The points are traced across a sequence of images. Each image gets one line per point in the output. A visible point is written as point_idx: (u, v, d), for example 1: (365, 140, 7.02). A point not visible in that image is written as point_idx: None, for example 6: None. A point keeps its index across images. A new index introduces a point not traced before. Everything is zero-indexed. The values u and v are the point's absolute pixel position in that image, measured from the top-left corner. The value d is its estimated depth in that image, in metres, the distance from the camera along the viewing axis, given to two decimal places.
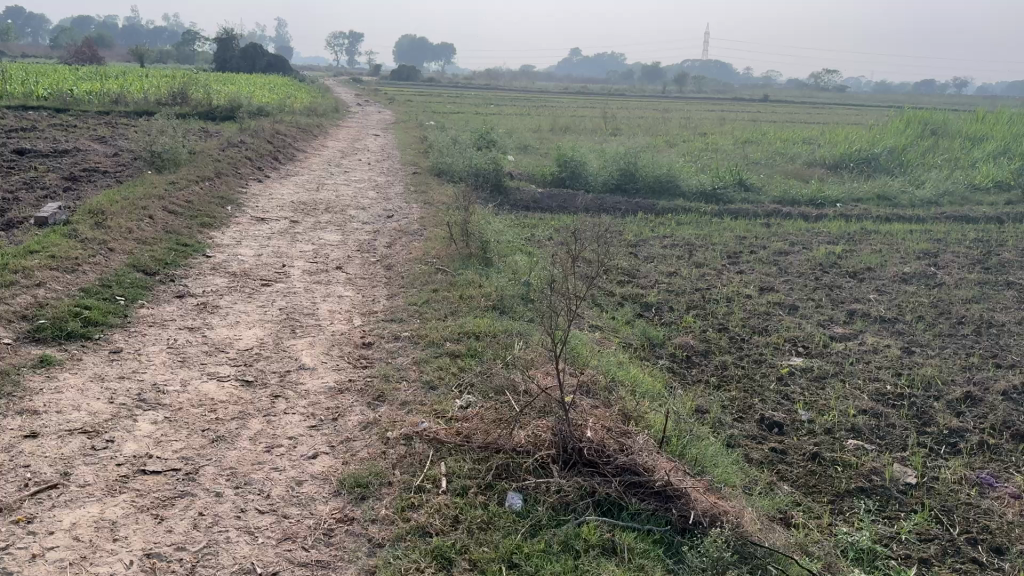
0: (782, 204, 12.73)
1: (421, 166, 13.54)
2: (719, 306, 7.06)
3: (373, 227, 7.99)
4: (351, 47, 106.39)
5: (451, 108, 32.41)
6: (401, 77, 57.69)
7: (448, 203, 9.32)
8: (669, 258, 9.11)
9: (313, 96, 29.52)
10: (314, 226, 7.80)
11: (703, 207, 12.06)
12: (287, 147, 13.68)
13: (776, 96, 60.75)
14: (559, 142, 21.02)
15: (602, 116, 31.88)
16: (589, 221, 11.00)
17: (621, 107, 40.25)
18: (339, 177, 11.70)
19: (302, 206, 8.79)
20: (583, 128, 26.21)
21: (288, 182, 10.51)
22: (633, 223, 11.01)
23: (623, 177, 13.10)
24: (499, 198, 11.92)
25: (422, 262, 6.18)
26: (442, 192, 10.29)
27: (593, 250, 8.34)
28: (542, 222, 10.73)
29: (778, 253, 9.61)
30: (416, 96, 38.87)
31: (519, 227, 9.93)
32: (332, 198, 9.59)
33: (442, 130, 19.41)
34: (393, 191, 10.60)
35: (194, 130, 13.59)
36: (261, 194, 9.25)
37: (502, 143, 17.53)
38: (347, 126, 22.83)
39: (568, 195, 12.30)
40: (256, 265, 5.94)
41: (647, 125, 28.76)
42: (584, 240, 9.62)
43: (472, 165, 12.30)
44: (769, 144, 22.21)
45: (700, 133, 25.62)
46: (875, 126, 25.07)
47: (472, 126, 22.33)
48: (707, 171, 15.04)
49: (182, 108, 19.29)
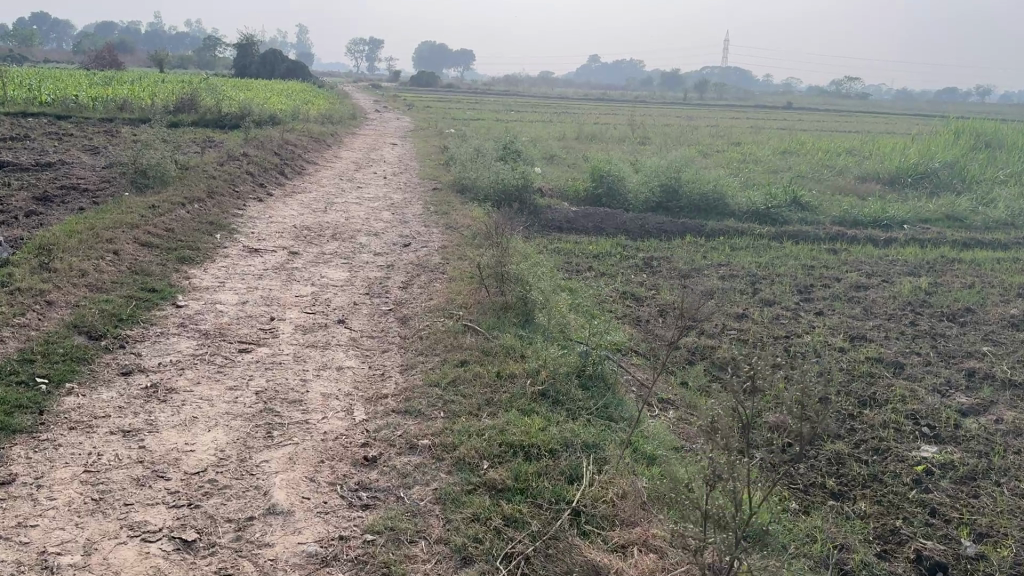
0: (845, 225, 11.40)
1: (441, 180, 12.34)
2: (808, 365, 5.77)
3: (386, 260, 6.77)
4: (372, 53, 106.04)
5: (472, 115, 31.21)
6: (420, 83, 56.67)
7: (473, 229, 8.09)
8: (730, 293, 7.82)
9: (329, 102, 28.41)
10: (317, 259, 6.57)
11: (757, 228, 10.75)
12: (297, 160, 12.53)
13: (804, 104, 59.16)
14: (589, 153, 19.77)
15: (630, 123, 30.57)
16: (632, 247, 9.74)
17: (645, 114, 38.93)
18: (350, 194, 10.50)
19: (304, 232, 7.59)
20: (613, 137, 24.92)
21: (293, 201, 9.32)
22: (683, 248, 9.72)
23: (665, 194, 11.82)
24: (530, 216, 10.69)
25: (446, 315, 4.94)
26: (467, 215, 9.07)
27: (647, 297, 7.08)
28: (579, 247, 9.48)
29: (856, 289, 8.29)
30: (435, 102, 37.76)
31: (554, 256, 8.68)
32: (341, 221, 8.39)
33: (465, 140, 18.21)
34: (411, 212, 9.38)
35: (195, 142, 12.48)
36: (260, 217, 8.07)
37: (530, 155, 16.31)
38: (365, 134, 21.72)
39: (605, 214, 11.02)
40: (236, 319, 4.71)
41: (676, 133, 27.44)
42: (628, 273, 8.36)
43: (499, 181, 11.08)
44: (813, 155, 20.81)
45: (736, 143, 24.27)
46: (923, 135, 23.58)
47: (495, 135, 21.10)
48: (755, 185, 13.72)
49: (189, 115, 18.22)
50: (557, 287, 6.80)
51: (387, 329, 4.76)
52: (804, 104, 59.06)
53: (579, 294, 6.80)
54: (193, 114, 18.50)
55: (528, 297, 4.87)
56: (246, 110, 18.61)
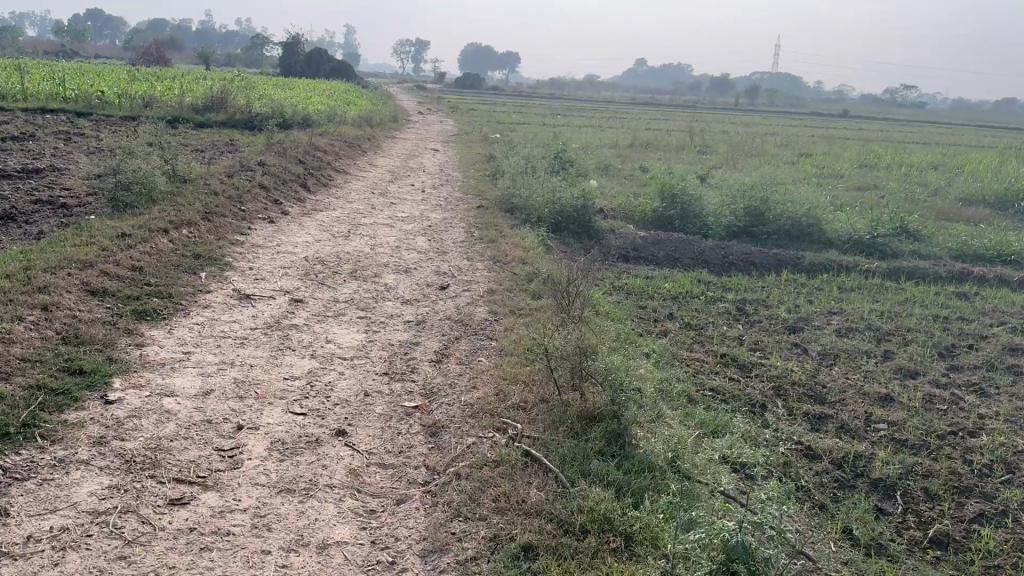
0: (964, 262, 9.57)
1: (487, 196, 10.81)
2: (1007, 492, 4.07)
3: (415, 311, 5.21)
4: (418, 55, 105.59)
5: (519, 119, 29.65)
6: (466, 86, 55.43)
7: (528, 266, 6.53)
8: (853, 360, 6.15)
9: (371, 104, 27.07)
10: (326, 311, 5.03)
11: (861, 266, 9.01)
12: (324, 170, 11.10)
13: (865, 114, 56.24)
14: (649, 165, 18.09)
15: (687, 132, 28.78)
16: (715, 288, 8.09)
17: (701, 122, 36.94)
18: (381, 212, 9.00)
19: (317, 267, 6.09)
20: (670, 146, 23.18)
21: (311, 222, 7.85)
22: (777, 290, 8.05)
23: (749, 218, 10.14)
24: (590, 245, 9.12)
25: (498, 429, 3.36)
26: (519, 245, 7.51)
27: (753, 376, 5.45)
28: (652, 286, 7.86)
29: (1011, 353, 6.52)
30: (482, 105, 36.32)
31: (624, 299, 7.08)
32: (365, 250, 6.89)
33: (513, 148, 16.68)
34: (451, 238, 7.84)
35: (212, 151, 11.15)
36: (266, 245, 6.60)
37: (586, 166, 14.70)
38: (406, 139, 20.36)
39: (679, 241, 9.41)
40: (183, 431, 3.18)
41: (737, 143, 25.53)
42: (719, 326, 6.72)
43: (554, 201, 9.50)
44: (896, 170, 18.83)
45: (804, 154, 22.36)
46: (1017, 150, 21.35)
47: (545, 142, 19.50)
48: (846, 208, 11.94)
49: (218, 116, 16.97)
50: (639, 357, 5.19)
51: (409, 450, 3.18)
52: (863, 113, 56.20)
53: (668, 369, 5.19)
54: (223, 115, 17.21)
55: (621, 410, 3.32)
56: (279, 110, 17.28)
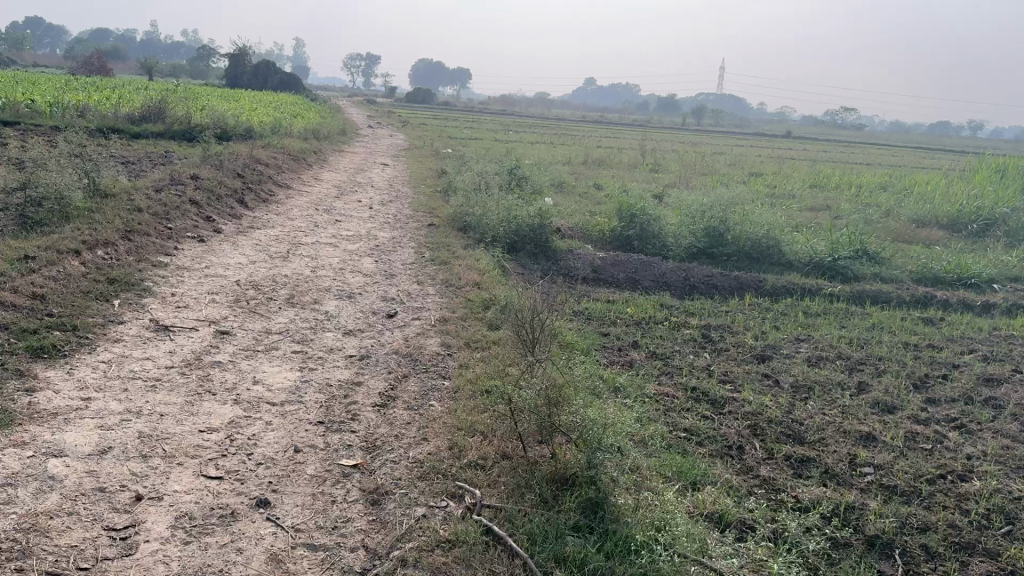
0: (926, 285, 9.39)
1: (438, 213, 10.34)
2: (1011, 548, 3.71)
3: (358, 344, 4.70)
4: (369, 69, 104.83)
5: (471, 134, 29.25)
6: (417, 100, 55.00)
7: (482, 291, 6.07)
8: (826, 393, 5.82)
9: (319, 116, 26.37)
10: (255, 346, 4.48)
11: (825, 289, 8.75)
12: (265, 185, 10.52)
13: (810, 134, 57.28)
14: (603, 182, 17.84)
15: (640, 149, 28.72)
16: (678, 313, 7.72)
17: (652, 139, 37.01)
18: (325, 230, 8.46)
19: (249, 293, 5.54)
20: (623, 164, 23.03)
21: (246, 241, 7.27)
22: (742, 315, 7.72)
23: (709, 238, 9.83)
24: (547, 266, 8.71)
25: (449, 498, 2.95)
26: (471, 268, 7.04)
27: (725, 413, 5.06)
28: (613, 310, 7.45)
29: (987, 383, 6.24)
30: (433, 119, 35.84)
31: (584, 325, 6.66)
32: (306, 272, 6.34)
33: (465, 163, 16.25)
34: (399, 259, 7.34)
35: (144, 164, 10.50)
36: (194, 268, 6.02)
37: (540, 183, 14.34)
38: (355, 153, 19.79)
39: (640, 262, 9.07)
40: (67, 505, 2.64)
41: (690, 161, 25.52)
42: (684, 356, 6.33)
43: (509, 219, 9.05)
44: (847, 190, 18.89)
45: (756, 174, 22.38)
46: (963, 170, 21.62)
47: (497, 158, 19.12)
48: (804, 229, 11.77)
49: (156, 127, 16.22)
50: (605, 394, 4.76)
51: (344, 526, 2.73)
52: (808, 134, 57.24)
53: (636, 405, 4.78)
54: (160, 126, 16.42)
55: (601, 479, 2.90)
56: (220, 121, 16.55)
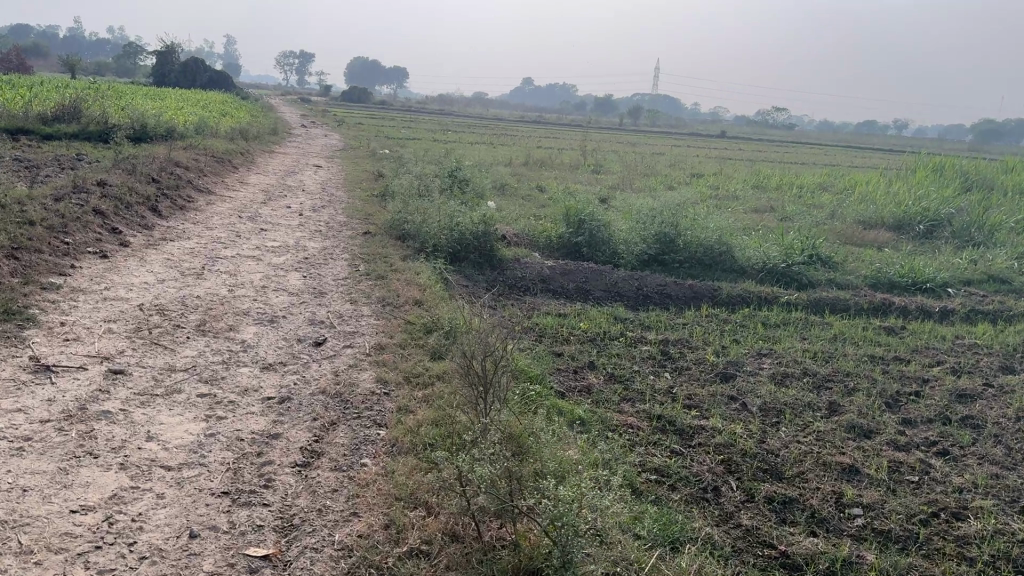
0: (881, 292, 9.14)
1: (375, 219, 9.69)
2: None
3: (279, 381, 4.06)
4: (303, 67, 102.72)
5: (408, 134, 28.45)
6: (353, 100, 53.86)
7: (423, 313, 5.47)
8: (797, 418, 5.42)
9: (249, 116, 25.22)
10: (152, 389, 3.80)
11: (782, 298, 8.40)
12: (185, 191, 9.71)
13: (745, 134, 58.03)
14: (546, 184, 17.38)
15: (582, 149, 28.39)
16: (633, 327, 7.25)
17: (593, 140, 36.77)
18: (248, 241, 7.74)
19: (155, 319, 4.84)
20: (566, 165, 22.63)
21: (157, 255, 6.53)
22: (700, 327, 7.29)
23: (660, 244, 9.40)
24: (492, 276, 8.17)
25: None
26: (410, 283, 6.42)
27: (697, 446, 4.59)
28: (565, 326, 6.93)
29: (960, 401, 5.94)
30: (369, 119, 34.88)
31: (536, 345, 6.11)
32: (224, 291, 5.65)
33: (403, 165, 15.59)
34: (330, 273, 6.69)
35: (48, 169, 9.57)
36: (91, 289, 5.28)
37: (482, 186, 13.78)
38: (287, 154, 18.91)
39: (590, 270, 8.60)
40: None
41: (632, 162, 25.27)
42: (644, 377, 5.85)
43: (451, 226, 8.47)
44: (791, 191, 18.84)
45: (698, 175, 22.24)
46: (901, 169, 21.83)
47: (437, 160, 18.49)
48: (754, 234, 11.48)
49: (68, 127, 15.12)
50: (564, 432, 4.24)
51: None
52: (744, 134, 57.97)
53: (599, 443, 4.27)
54: (74, 126, 15.27)
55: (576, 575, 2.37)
56: (139, 121, 15.48)
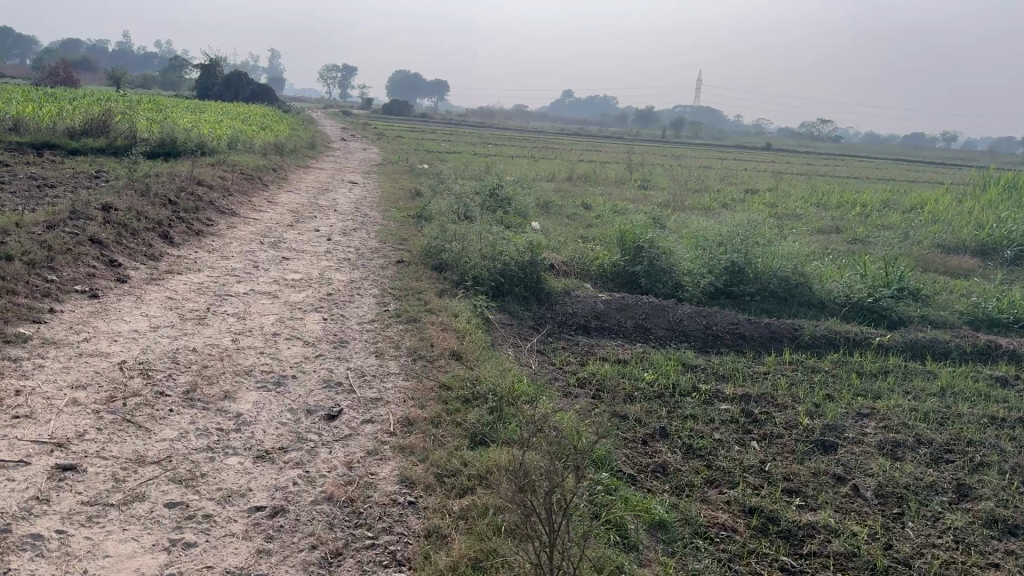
0: (982, 331, 8.01)
1: (410, 244, 8.81)
2: None
3: (274, 480, 3.14)
4: (345, 82, 103.33)
5: (448, 148, 27.73)
6: (393, 112, 53.52)
7: (464, 372, 4.55)
8: (922, 507, 4.40)
9: (287, 129, 24.65)
10: (106, 496, 2.90)
11: (872, 340, 7.32)
12: (204, 213, 8.94)
13: (792, 147, 56.34)
14: (592, 202, 16.41)
15: (628, 163, 27.38)
16: (705, 376, 6.25)
17: (637, 153, 35.71)
18: (267, 273, 6.89)
19: (135, 384, 3.96)
20: (611, 180, 21.64)
21: (158, 294, 5.68)
22: (784, 380, 6.25)
23: (727, 275, 8.36)
24: (540, 312, 7.22)
25: None
26: (448, 328, 5.49)
27: (813, 558, 3.66)
28: (627, 377, 5.95)
29: None
30: (408, 132, 34.31)
31: (597, 405, 5.14)
32: (226, 342, 4.77)
33: (441, 183, 14.74)
34: (355, 314, 5.79)
35: (60, 189, 8.87)
36: (68, 341, 4.42)
37: (526, 206, 12.86)
38: (322, 170, 18.22)
39: (650, 305, 7.59)
40: None
41: (680, 177, 24.18)
42: (727, 449, 4.86)
43: (494, 257, 7.54)
44: (854, 209, 17.60)
45: (752, 191, 21.07)
46: (972, 185, 20.39)
47: (478, 176, 17.65)
48: (826, 260, 10.39)
49: (96, 142, 14.56)
50: (642, 552, 3.30)
51: None
52: (791, 146, 56.29)
53: (691, 563, 3.34)
54: (103, 141, 14.70)
55: None
56: (170, 136, 14.85)
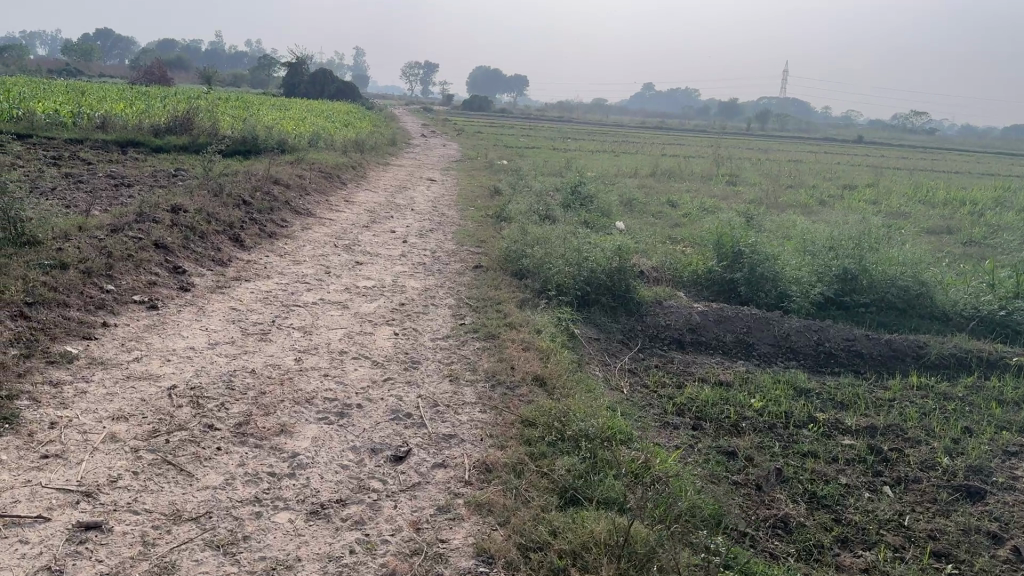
0: None
1: (488, 247, 8.27)
2: None
3: (327, 548, 2.64)
4: (426, 77, 104.08)
5: (528, 143, 27.21)
6: (472, 108, 53.36)
7: (551, 402, 3.97)
8: None
9: (367, 125, 24.54)
10: (130, 566, 2.44)
11: (1011, 361, 6.42)
12: (277, 213, 8.61)
13: (888, 139, 53.69)
14: (679, 199, 15.60)
15: (714, 157, 26.33)
16: (820, 404, 5.51)
17: (722, 146, 34.47)
18: (337, 279, 6.46)
19: (182, 415, 3.53)
20: (698, 176, 20.71)
21: (220, 304, 5.29)
22: (913, 410, 5.46)
23: (837, 284, 7.53)
24: (630, 325, 6.57)
25: None
26: (530, 345, 4.92)
27: None
28: (732, 403, 5.28)
29: None
30: (487, 128, 34.00)
31: (701, 440, 4.49)
32: (286, 363, 4.31)
33: (522, 179, 14.21)
34: (429, 328, 5.28)
35: (134, 190, 8.68)
36: (117, 361, 4.03)
37: (611, 205, 12.20)
38: (401, 166, 17.94)
39: (753, 317, 6.85)
40: None
41: (771, 171, 23.04)
42: (857, 499, 4.15)
43: (580, 263, 6.93)
44: (965, 207, 16.28)
45: (850, 187, 19.84)
46: None
47: (559, 172, 17.06)
48: (945, 267, 9.40)
49: (178, 140, 14.57)
50: None
51: None
52: (886, 139, 53.64)
53: None
54: (185, 139, 14.70)
55: None
56: (250, 133, 14.73)
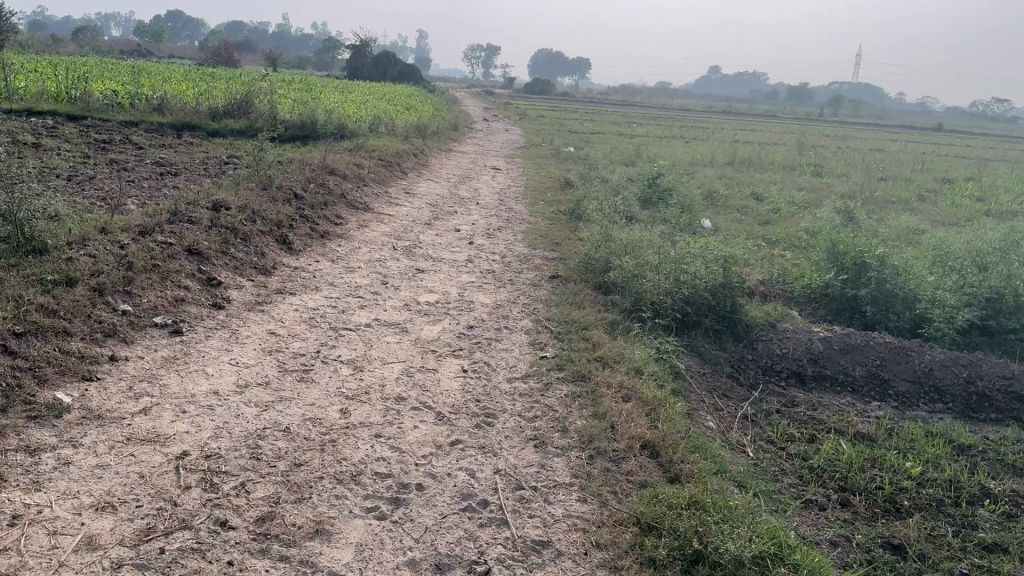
0: None
1: (565, 251, 7.30)
2: None
3: None
4: (488, 60, 103.19)
5: (596, 129, 26.10)
6: (535, 91, 52.28)
7: (674, 490, 3.00)
8: None
9: (430, 108, 23.73)
10: None
11: None
12: (332, 208, 7.78)
13: (972, 128, 50.84)
14: (764, 192, 14.38)
15: (792, 147, 24.83)
16: (988, 469, 4.41)
17: (799, 133, 32.75)
18: (396, 292, 5.57)
19: (185, 503, 2.67)
20: (779, 166, 19.35)
21: (257, 326, 4.44)
22: None
23: (980, 308, 6.35)
24: (738, 353, 5.55)
25: None
26: (633, 393, 3.95)
27: None
28: (880, 468, 4.24)
29: None
30: (551, 112, 32.91)
31: (857, 537, 3.48)
32: (329, 416, 3.42)
33: (594, 170, 13.18)
34: (505, 363, 4.34)
35: (180, 181, 7.98)
36: (120, 414, 3.20)
37: (695, 200, 11.10)
38: (464, 153, 17.07)
39: (892, 347, 5.69)
40: None
41: (857, 162, 21.49)
42: None
43: (677, 278, 5.91)
44: None
45: (947, 181, 18.27)
46: None
47: (633, 162, 15.95)
48: None
49: (236, 124, 13.93)
50: None
51: None
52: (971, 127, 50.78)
53: None
54: (243, 123, 14.06)
55: None
56: (309, 116, 14.01)
